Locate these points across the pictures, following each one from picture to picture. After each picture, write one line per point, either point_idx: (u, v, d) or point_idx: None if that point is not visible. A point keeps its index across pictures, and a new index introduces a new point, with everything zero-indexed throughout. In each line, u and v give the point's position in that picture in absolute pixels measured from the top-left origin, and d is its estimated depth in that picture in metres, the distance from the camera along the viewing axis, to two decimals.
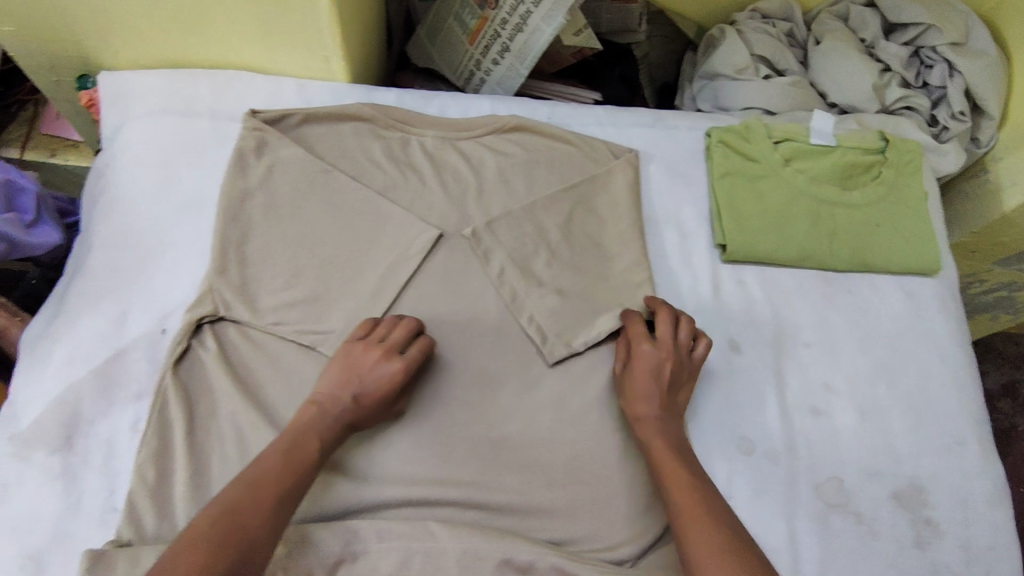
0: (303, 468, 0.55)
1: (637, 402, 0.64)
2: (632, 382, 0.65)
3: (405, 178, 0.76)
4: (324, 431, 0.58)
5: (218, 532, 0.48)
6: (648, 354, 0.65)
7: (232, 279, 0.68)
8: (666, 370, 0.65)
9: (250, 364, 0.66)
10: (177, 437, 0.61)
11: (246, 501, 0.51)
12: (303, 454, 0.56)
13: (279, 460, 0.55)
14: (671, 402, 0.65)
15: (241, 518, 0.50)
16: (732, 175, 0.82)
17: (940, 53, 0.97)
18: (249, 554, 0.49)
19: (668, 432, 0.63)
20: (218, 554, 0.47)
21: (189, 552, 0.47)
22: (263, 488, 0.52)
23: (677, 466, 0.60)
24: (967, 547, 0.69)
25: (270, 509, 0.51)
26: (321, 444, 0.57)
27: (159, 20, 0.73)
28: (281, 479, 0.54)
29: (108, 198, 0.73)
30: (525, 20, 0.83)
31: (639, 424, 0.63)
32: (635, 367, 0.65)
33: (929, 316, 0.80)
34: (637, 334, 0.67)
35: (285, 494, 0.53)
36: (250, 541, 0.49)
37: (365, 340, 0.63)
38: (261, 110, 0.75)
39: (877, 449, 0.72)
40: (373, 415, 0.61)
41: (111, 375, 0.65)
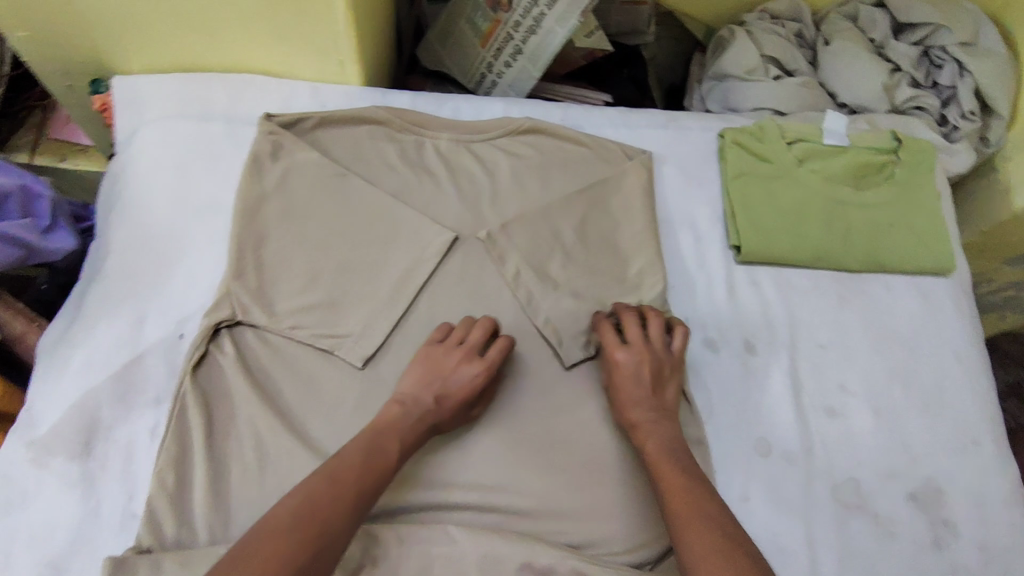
0: (386, 467, 0.56)
1: (629, 408, 0.64)
2: (618, 391, 0.65)
3: (420, 181, 0.75)
4: (407, 430, 0.59)
5: (303, 519, 0.49)
6: (624, 360, 0.65)
7: (249, 284, 0.68)
8: (645, 372, 0.64)
9: (267, 368, 0.66)
10: (196, 443, 0.61)
11: (329, 491, 0.51)
12: (387, 452, 0.56)
13: (365, 455, 0.55)
14: (663, 403, 0.64)
15: (323, 507, 0.50)
16: (745, 176, 0.82)
17: (950, 53, 0.97)
18: (329, 541, 0.49)
19: (665, 433, 0.62)
20: (302, 543, 0.47)
21: (275, 536, 0.47)
22: (348, 481, 0.53)
23: (671, 466, 0.59)
24: (985, 548, 0.69)
25: (352, 503, 0.52)
26: (402, 444, 0.58)
27: (174, 24, 0.73)
28: (366, 474, 0.54)
29: (124, 203, 0.73)
30: (539, 22, 0.84)
31: (633, 432, 0.63)
32: (616, 377, 0.65)
33: (944, 316, 0.80)
34: (609, 343, 0.66)
35: (366, 490, 0.53)
36: (330, 533, 0.49)
37: (445, 343, 0.65)
38: (276, 114, 0.75)
39: (894, 450, 0.72)
40: (452, 417, 0.62)
41: (129, 380, 0.65)
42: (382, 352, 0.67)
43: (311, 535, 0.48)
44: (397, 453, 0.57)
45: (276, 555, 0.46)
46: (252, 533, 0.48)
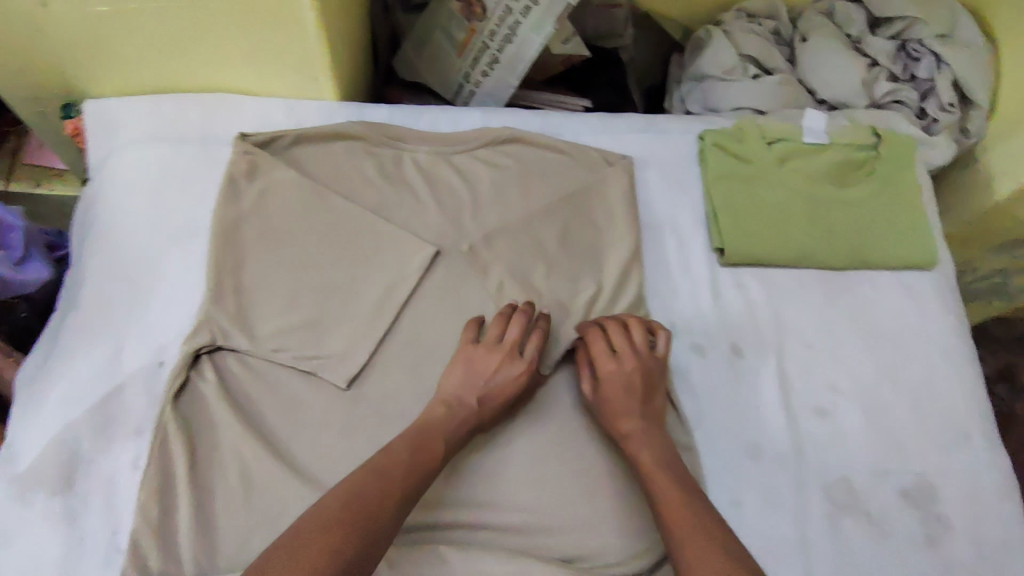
0: (431, 467, 0.57)
1: (619, 420, 0.63)
2: (607, 403, 0.64)
3: (399, 196, 0.75)
4: (451, 429, 0.60)
5: (352, 513, 0.49)
6: (614, 372, 0.64)
7: (229, 307, 0.67)
8: (636, 382, 0.64)
9: (249, 392, 0.65)
10: (179, 472, 0.60)
11: (377, 489, 0.52)
12: (433, 453, 0.57)
13: (411, 454, 0.56)
14: (652, 412, 0.64)
15: (372, 504, 0.51)
16: (726, 177, 0.82)
17: (927, 46, 0.97)
18: (378, 538, 0.49)
19: (659, 445, 0.62)
20: (353, 536, 0.48)
21: (325, 527, 0.48)
22: (394, 479, 0.53)
23: (667, 478, 0.59)
24: (979, 543, 0.69)
25: (397, 501, 0.52)
26: (445, 444, 0.59)
27: (145, 46, 0.72)
28: (412, 474, 0.55)
29: (100, 229, 0.72)
30: (514, 31, 0.84)
31: (625, 442, 0.62)
32: (606, 388, 0.65)
33: (929, 310, 0.80)
34: (599, 353, 0.66)
35: (410, 490, 0.54)
36: (378, 530, 0.50)
37: (485, 343, 0.65)
38: (250, 134, 0.74)
39: (885, 448, 0.72)
40: (494, 417, 0.63)
41: (109, 412, 0.64)
42: (366, 370, 0.66)
43: (361, 530, 0.49)
44: (442, 453, 0.58)
45: (327, 547, 0.46)
46: (303, 523, 0.49)
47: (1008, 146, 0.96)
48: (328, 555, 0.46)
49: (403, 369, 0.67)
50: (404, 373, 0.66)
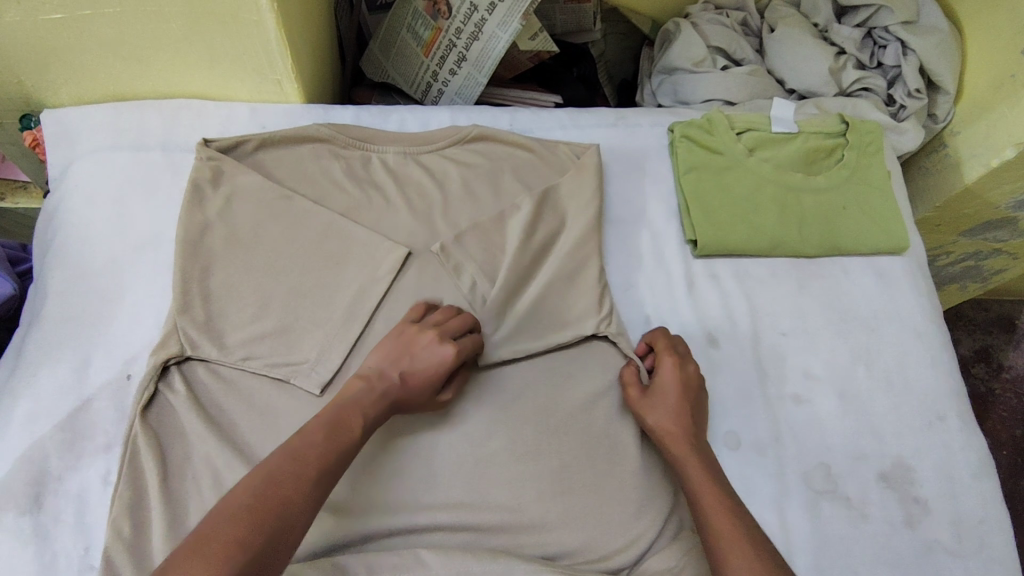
0: (349, 444, 0.54)
1: (666, 415, 0.64)
2: (659, 396, 0.66)
3: (369, 198, 0.74)
4: (370, 407, 0.57)
5: (263, 501, 0.47)
6: (673, 369, 0.67)
7: (197, 316, 0.66)
8: (692, 386, 0.67)
9: (220, 402, 0.64)
10: (151, 485, 0.59)
11: (287, 473, 0.49)
12: (351, 432, 0.55)
13: (326, 434, 0.54)
14: (696, 414, 0.66)
15: (283, 487, 0.49)
16: (697, 169, 0.81)
17: (893, 33, 0.98)
18: (286, 531, 0.47)
19: (701, 451, 0.62)
20: (263, 525, 0.46)
21: (234, 517, 0.46)
22: (308, 462, 0.51)
23: (711, 484, 0.59)
24: (957, 522, 0.70)
25: (310, 483, 0.50)
26: (365, 421, 0.56)
27: (101, 54, 0.71)
28: (328, 453, 0.52)
29: (61, 242, 0.71)
30: (480, 28, 0.84)
31: (671, 438, 0.63)
32: (662, 378, 0.67)
33: (902, 294, 0.80)
34: (663, 350, 0.69)
35: (329, 470, 0.52)
36: (289, 514, 0.48)
37: (419, 323, 0.64)
38: (214, 139, 0.73)
39: (862, 432, 0.73)
40: (419, 399, 0.61)
41: (77, 428, 0.62)
42: (338, 375, 0.65)
43: (274, 517, 0.47)
44: (361, 433, 0.56)
45: (237, 539, 0.44)
46: (211, 514, 0.46)
47: (975, 130, 0.97)
48: (235, 550, 0.44)
49: None
50: None
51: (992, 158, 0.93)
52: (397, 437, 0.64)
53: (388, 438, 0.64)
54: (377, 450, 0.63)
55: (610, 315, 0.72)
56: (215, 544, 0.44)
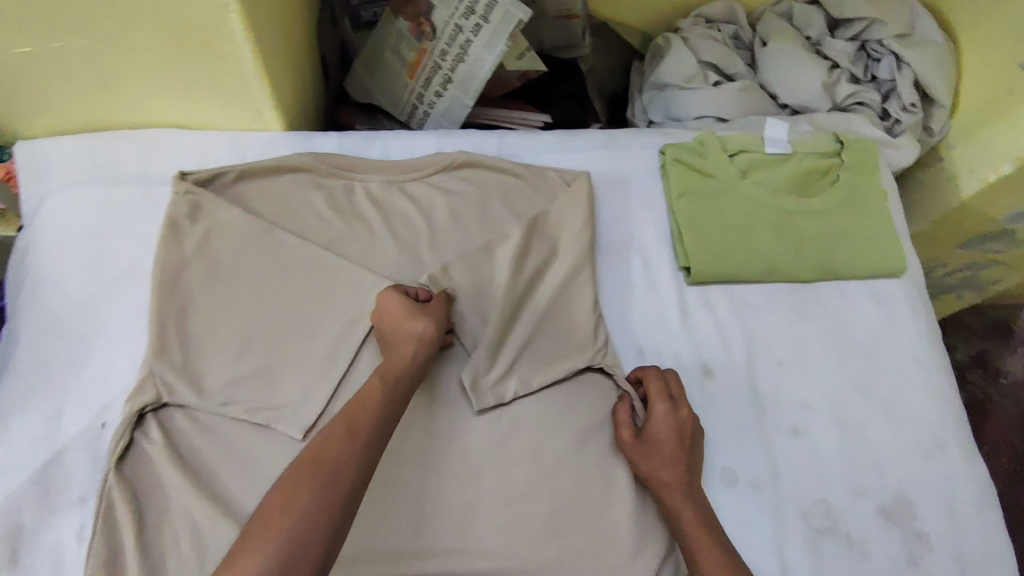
0: (374, 405, 0.55)
1: (661, 468, 0.62)
2: (654, 446, 0.63)
3: (353, 231, 0.72)
4: (385, 370, 0.58)
5: (302, 472, 0.49)
6: (665, 416, 0.64)
7: (174, 359, 0.63)
8: (686, 430, 0.64)
9: (199, 450, 0.61)
10: (127, 541, 0.57)
11: (318, 444, 0.51)
12: (373, 394, 0.56)
13: (349, 406, 0.55)
14: (692, 461, 0.64)
15: (318, 456, 0.50)
16: (690, 194, 0.80)
17: (886, 47, 0.96)
18: (333, 485, 0.49)
19: (699, 504, 0.61)
20: (306, 490, 0.48)
21: (279, 493, 0.49)
22: (335, 431, 0.52)
23: (711, 546, 0.58)
24: (959, 557, 0.68)
25: (341, 441, 0.52)
26: (385, 382, 0.57)
27: (71, 85, 0.68)
28: (356, 418, 0.54)
29: (33, 283, 0.68)
30: (466, 49, 0.83)
31: (667, 491, 0.62)
32: (656, 426, 0.64)
33: (900, 318, 0.79)
34: (654, 394, 0.66)
35: (359, 427, 0.53)
36: (329, 471, 0.50)
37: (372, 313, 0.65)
38: (190, 172, 0.71)
39: (861, 465, 0.71)
40: (421, 323, 0.60)
41: (50, 480, 0.60)
42: (321, 417, 0.62)
43: (315, 481, 0.49)
44: (388, 392, 0.56)
45: (284, 509, 0.47)
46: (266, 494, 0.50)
47: (972, 144, 0.95)
48: (285, 518, 0.47)
49: None
50: None
51: (986, 174, 0.92)
52: (382, 483, 0.62)
53: (374, 484, 0.61)
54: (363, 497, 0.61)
55: (605, 347, 0.71)
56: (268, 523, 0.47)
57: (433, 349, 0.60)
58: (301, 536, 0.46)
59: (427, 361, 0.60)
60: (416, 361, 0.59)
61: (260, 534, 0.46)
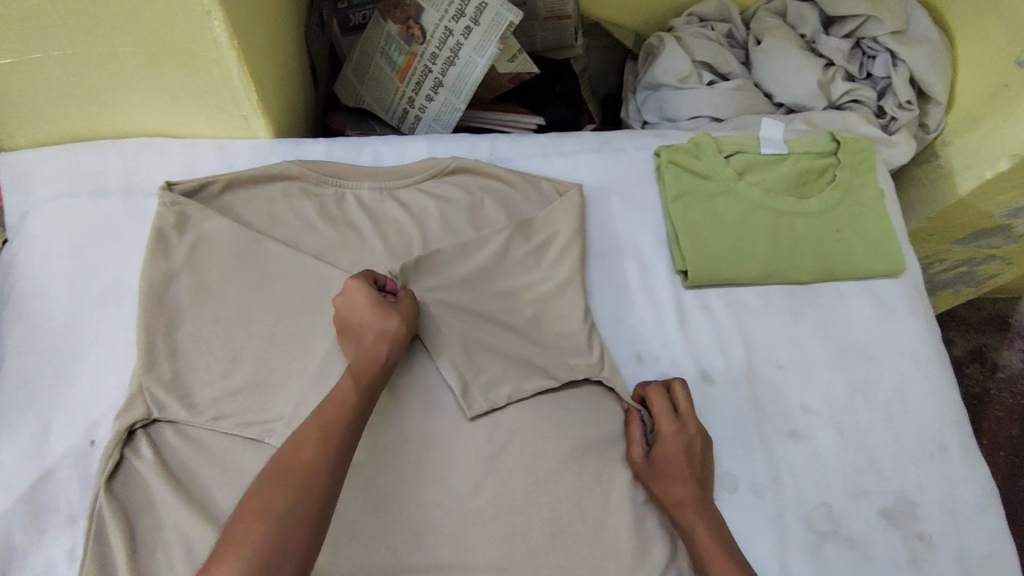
0: (347, 406, 0.54)
1: (674, 486, 0.63)
2: (665, 465, 0.64)
3: (344, 239, 0.70)
4: (356, 370, 0.57)
5: (276, 478, 0.49)
6: (673, 434, 0.65)
7: (163, 374, 0.62)
8: (695, 447, 0.65)
9: (190, 466, 0.60)
10: (119, 561, 0.55)
11: (292, 449, 0.51)
12: (344, 396, 0.55)
13: (320, 408, 0.54)
14: (702, 478, 0.64)
15: (291, 462, 0.50)
16: (686, 196, 0.79)
17: (882, 43, 0.95)
18: (309, 490, 0.49)
19: (712, 519, 0.62)
20: (281, 497, 0.48)
21: (253, 500, 0.48)
22: (307, 435, 0.52)
23: (726, 559, 0.58)
24: (963, 558, 0.67)
25: (315, 445, 0.51)
26: (356, 381, 0.56)
27: (54, 97, 0.67)
28: (329, 421, 0.53)
29: (18, 298, 0.67)
30: (456, 52, 0.82)
31: (680, 509, 0.62)
32: (665, 445, 0.65)
33: (899, 319, 0.78)
34: (661, 413, 0.66)
35: (333, 429, 0.52)
36: (304, 475, 0.49)
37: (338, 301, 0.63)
38: (177, 183, 0.69)
39: (863, 467, 0.70)
40: (387, 317, 0.59)
41: (39, 500, 0.59)
42: None
43: (289, 487, 0.48)
44: (360, 392, 0.55)
45: (259, 517, 0.46)
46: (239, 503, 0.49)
47: (968, 140, 0.94)
48: (262, 525, 0.46)
49: None
50: None
51: (986, 170, 0.90)
52: (379, 496, 0.60)
53: (369, 498, 0.60)
54: (359, 511, 0.60)
55: (602, 359, 0.70)
56: (243, 531, 0.46)
57: (403, 346, 0.59)
58: (277, 543, 0.46)
59: (396, 358, 0.59)
60: (387, 359, 0.58)
61: (234, 544, 0.45)
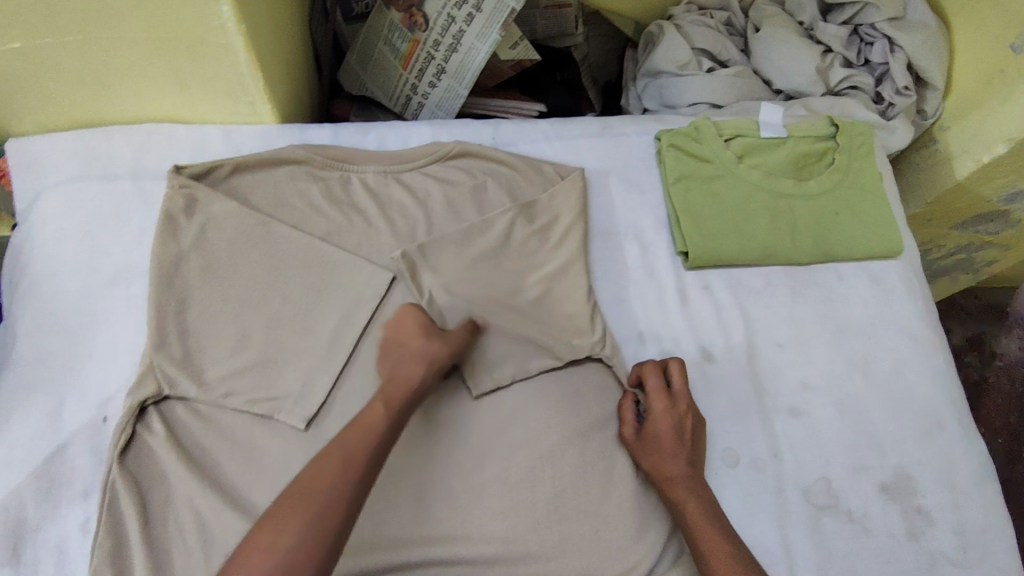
0: (373, 433, 0.54)
1: (664, 462, 0.63)
2: (655, 442, 0.64)
3: (349, 221, 0.72)
4: (388, 393, 0.57)
5: (294, 501, 0.49)
6: (664, 413, 0.64)
7: (174, 353, 0.63)
8: (686, 426, 0.65)
9: (201, 441, 0.61)
10: (133, 534, 0.57)
11: (313, 472, 0.51)
12: (375, 421, 0.55)
13: (348, 431, 0.54)
14: (694, 455, 0.64)
15: (311, 486, 0.50)
16: (686, 179, 0.80)
17: (879, 30, 0.96)
18: (325, 518, 0.48)
19: (702, 496, 0.62)
20: (296, 523, 0.47)
21: (268, 525, 0.48)
22: (330, 462, 0.51)
23: (714, 536, 0.59)
24: (960, 532, 0.69)
25: (336, 472, 0.51)
26: (387, 407, 0.56)
27: (63, 81, 0.68)
28: (354, 445, 0.53)
29: (29, 279, 0.68)
30: (459, 39, 0.82)
31: (669, 485, 0.62)
32: (655, 423, 0.64)
33: (897, 298, 0.79)
34: (652, 391, 0.66)
35: (356, 456, 0.52)
36: (322, 503, 0.49)
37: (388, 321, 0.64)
38: (185, 166, 0.70)
39: (861, 443, 0.71)
40: (437, 350, 0.60)
41: (53, 475, 0.60)
42: (325, 407, 0.63)
43: (306, 513, 0.48)
44: (387, 419, 0.55)
45: (273, 542, 0.47)
46: (257, 521, 0.49)
47: (965, 125, 0.96)
48: (271, 555, 0.46)
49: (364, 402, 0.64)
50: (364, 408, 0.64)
51: (983, 154, 0.92)
52: (386, 471, 0.62)
53: None
54: None
55: (603, 337, 0.71)
56: (256, 556, 0.46)
57: (438, 370, 0.60)
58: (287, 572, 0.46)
59: (429, 384, 0.60)
60: (422, 381, 0.58)
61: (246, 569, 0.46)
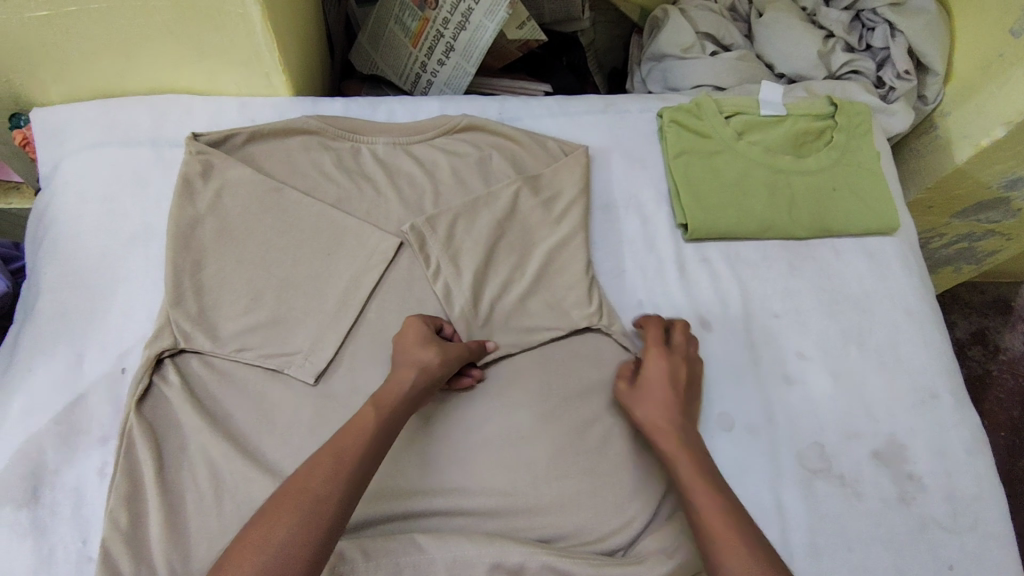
0: (365, 434, 0.54)
1: (654, 408, 0.63)
2: (646, 389, 0.64)
3: (359, 189, 0.74)
4: (379, 399, 0.57)
5: (284, 504, 0.48)
6: (661, 359, 0.65)
7: (190, 309, 0.66)
8: (681, 376, 0.65)
9: (215, 394, 0.64)
10: (147, 478, 0.59)
11: (304, 472, 0.51)
12: (364, 423, 0.55)
13: (339, 433, 0.54)
14: (685, 405, 0.64)
15: (302, 487, 0.49)
16: (687, 154, 0.82)
17: (881, 15, 0.98)
18: (316, 515, 0.48)
19: (690, 440, 0.61)
20: (286, 521, 0.47)
21: (260, 522, 0.48)
22: (320, 462, 0.51)
23: (705, 487, 0.57)
24: (950, 499, 0.70)
25: (328, 470, 0.51)
26: (377, 412, 0.56)
27: (88, 51, 0.71)
28: (344, 447, 0.53)
29: (52, 239, 0.71)
30: (467, 17, 0.84)
31: (659, 430, 0.62)
32: (650, 368, 0.65)
33: (892, 273, 0.81)
34: (651, 340, 0.68)
35: (347, 456, 0.52)
36: (313, 500, 0.49)
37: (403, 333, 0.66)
38: (202, 134, 0.73)
39: (854, 411, 0.73)
40: (435, 361, 0.60)
41: (73, 421, 0.63)
42: (333, 365, 0.66)
43: (295, 516, 0.47)
44: (378, 422, 0.55)
45: (263, 540, 0.46)
46: (247, 523, 0.49)
47: (964, 110, 0.97)
48: (262, 552, 0.46)
49: (371, 359, 0.66)
50: (372, 365, 0.66)
51: (981, 139, 0.93)
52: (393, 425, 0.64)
53: None
54: None
55: (600, 309, 0.72)
56: (247, 553, 0.46)
57: (432, 380, 0.60)
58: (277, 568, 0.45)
59: (425, 392, 0.60)
60: (412, 387, 0.59)
61: (238, 565, 0.45)
